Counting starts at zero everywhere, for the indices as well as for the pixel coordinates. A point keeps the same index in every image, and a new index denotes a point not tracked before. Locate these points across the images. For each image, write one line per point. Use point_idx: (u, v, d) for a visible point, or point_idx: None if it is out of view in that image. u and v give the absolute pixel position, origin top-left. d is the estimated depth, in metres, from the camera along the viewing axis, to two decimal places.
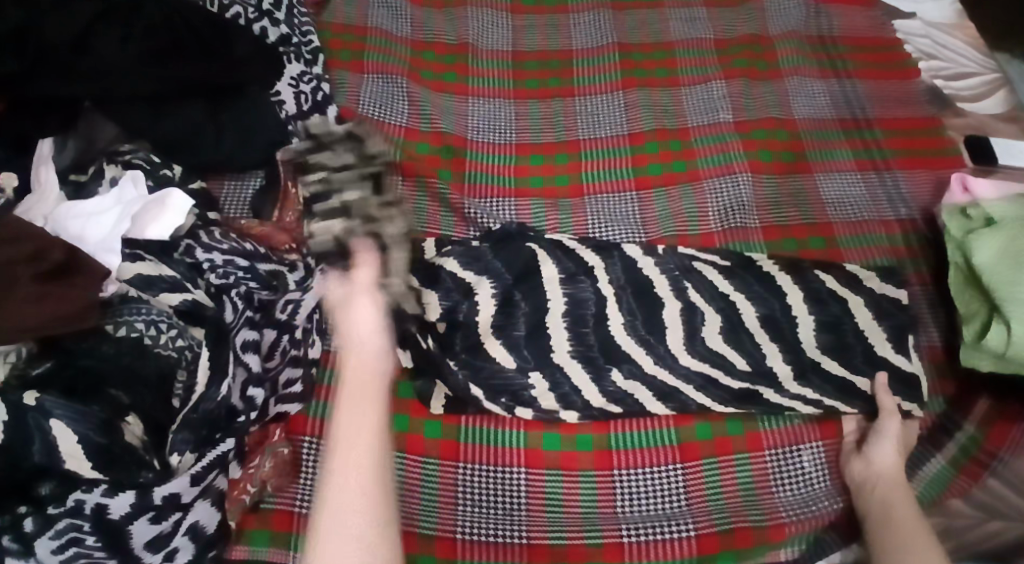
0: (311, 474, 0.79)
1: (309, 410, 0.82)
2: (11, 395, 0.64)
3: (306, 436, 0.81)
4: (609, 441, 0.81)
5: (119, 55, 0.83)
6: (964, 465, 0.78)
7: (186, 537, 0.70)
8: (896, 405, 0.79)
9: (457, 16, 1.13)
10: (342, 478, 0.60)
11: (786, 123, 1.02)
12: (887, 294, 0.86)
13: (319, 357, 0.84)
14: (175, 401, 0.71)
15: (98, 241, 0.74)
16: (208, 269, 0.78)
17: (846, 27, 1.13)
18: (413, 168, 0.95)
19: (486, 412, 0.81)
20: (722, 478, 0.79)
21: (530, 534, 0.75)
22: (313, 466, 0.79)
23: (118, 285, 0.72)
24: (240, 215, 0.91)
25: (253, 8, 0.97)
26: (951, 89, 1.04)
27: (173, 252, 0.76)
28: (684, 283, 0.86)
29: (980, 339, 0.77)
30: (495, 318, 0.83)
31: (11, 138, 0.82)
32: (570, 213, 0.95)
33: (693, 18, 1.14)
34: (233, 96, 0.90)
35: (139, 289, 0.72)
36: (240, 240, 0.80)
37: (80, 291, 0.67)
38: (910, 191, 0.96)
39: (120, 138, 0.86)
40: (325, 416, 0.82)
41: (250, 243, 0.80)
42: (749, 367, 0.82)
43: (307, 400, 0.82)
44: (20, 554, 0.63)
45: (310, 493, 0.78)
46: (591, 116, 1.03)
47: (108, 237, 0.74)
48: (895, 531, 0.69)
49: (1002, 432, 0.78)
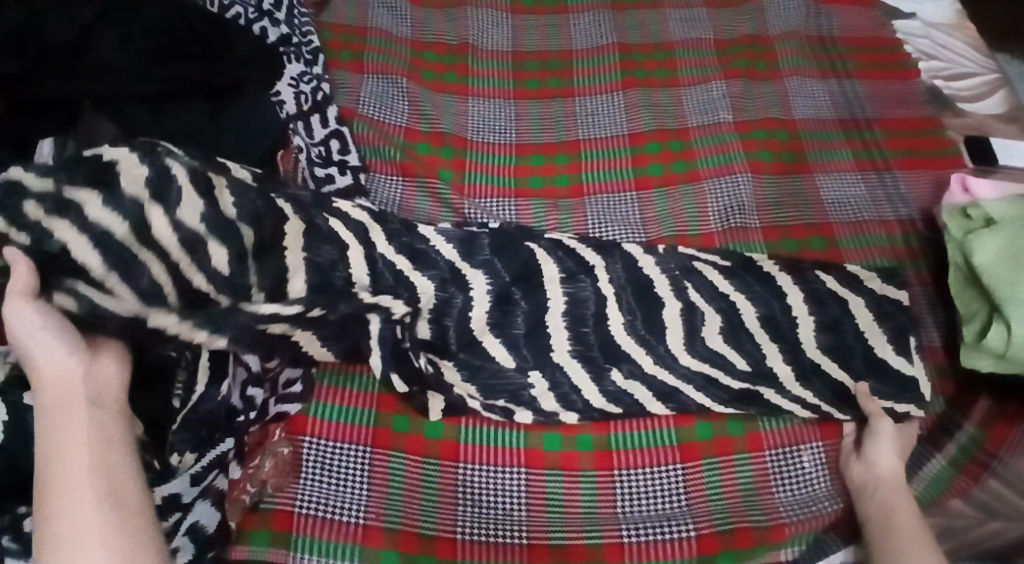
0: (311, 474, 0.77)
1: (309, 410, 0.80)
2: (10, 396, 0.67)
3: (306, 436, 0.79)
4: (609, 441, 0.81)
5: (119, 55, 0.84)
6: (964, 466, 0.78)
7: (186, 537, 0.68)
8: (881, 406, 0.80)
9: (457, 16, 1.13)
10: (72, 503, 0.52)
11: (786, 123, 1.02)
12: (887, 294, 0.86)
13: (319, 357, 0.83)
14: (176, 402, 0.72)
15: None
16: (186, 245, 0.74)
17: (846, 27, 1.13)
18: (414, 168, 0.95)
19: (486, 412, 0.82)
20: (723, 479, 0.79)
21: (531, 534, 0.75)
22: (314, 466, 0.78)
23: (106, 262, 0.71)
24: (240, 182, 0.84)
25: (253, 8, 0.98)
26: (951, 89, 1.04)
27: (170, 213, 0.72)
28: (684, 283, 0.86)
29: (981, 339, 0.77)
30: (492, 316, 0.82)
31: (11, 138, 0.81)
32: (570, 213, 0.95)
33: (693, 18, 1.14)
34: (232, 95, 0.88)
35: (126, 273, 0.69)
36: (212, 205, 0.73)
37: None
38: (911, 191, 0.96)
39: (120, 137, 0.80)
40: (325, 416, 0.80)
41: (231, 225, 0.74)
42: (749, 367, 0.82)
43: (307, 400, 0.81)
44: (19, 554, 0.62)
45: (311, 494, 0.76)
46: (590, 116, 1.03)
47: None
48: (894, 530, 0.69)
49: (1002, 432, 0.79)
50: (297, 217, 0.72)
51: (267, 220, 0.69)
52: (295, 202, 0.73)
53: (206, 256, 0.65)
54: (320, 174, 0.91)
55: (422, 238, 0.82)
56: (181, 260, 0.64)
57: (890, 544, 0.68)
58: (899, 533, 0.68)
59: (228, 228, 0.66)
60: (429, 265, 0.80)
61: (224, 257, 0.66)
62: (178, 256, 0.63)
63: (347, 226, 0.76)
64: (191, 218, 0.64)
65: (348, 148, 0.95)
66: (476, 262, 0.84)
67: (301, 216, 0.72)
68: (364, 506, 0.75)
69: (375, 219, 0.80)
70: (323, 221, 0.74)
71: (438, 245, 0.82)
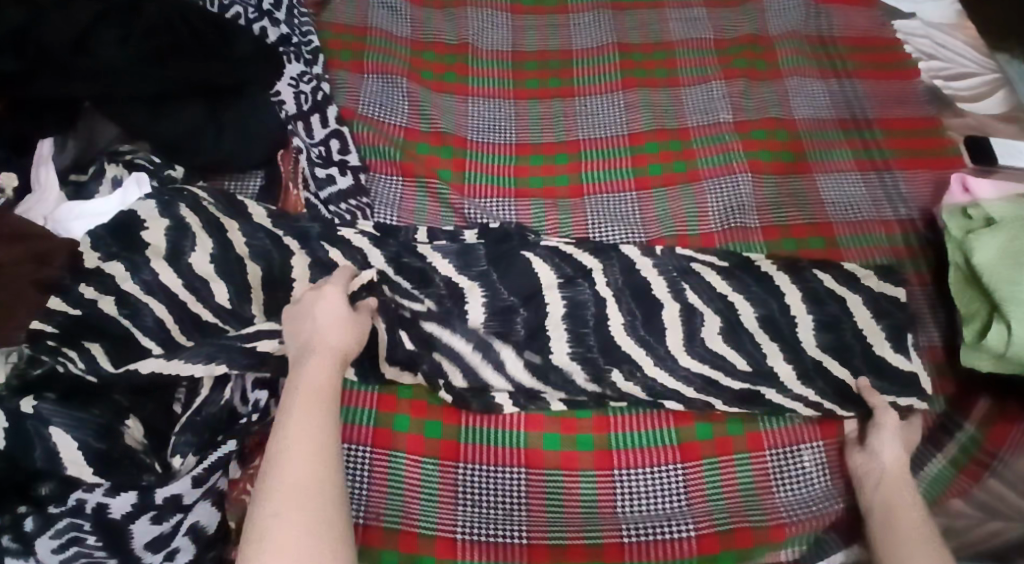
0: (357, 480, 0.77)
1: (349, 417, 0.80)
2: (9, 404, 0.66)
3: (347, 442, 0.78)
4: (609, 441, 0.81)
5: (119, 55, 0.84)
6: (965, 466, 0.77)
7: (186, 537, 0.68)
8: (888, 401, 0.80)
9: (457, 15, 1.13)
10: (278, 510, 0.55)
11: (787, 123, 1.02)
12: (885, 293, 0.87)
13: (349, 394, 0.81)
14: (178, 407, 0.75)
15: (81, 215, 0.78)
16: (190, 227, 0.77)
17: (846, 27, 1.13)
18: (414, 168, 0.95)
19: (491, 413, 0.81)
20: (723, 479, 0.79)
21: (531, 534, 0.75)
22: (358, 473, 0.77)
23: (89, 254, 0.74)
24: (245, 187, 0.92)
25: (253, 8, 0.99)
26: (951, 89, 1.03)
27: (175, 208, 0.78)
28: (682, 285, 0.86)
29: (981, 338, 0.78)
30: (491, 325, 0.83)
31: (11, 138, 0.83)
32: (570, 213, 0.95)
33: (693, 18, 1.14)
34: (232, 96, 0.90)
35: (124, 272, 0.74)
36: (202, 213, 0.79)
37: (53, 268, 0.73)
38: (910, 191, 0.96)
39: (120, 138, 0.88)
40: (366, 421, 0.80)
41: (218, 227, 0.79)
42: (749, 367, 0.82)
43: (347, 407, 0.80)
44: (20, 553, 0.64)
45: (360, 502, 0.76)
46: (591, 116, 1.04)
47: (90, 212, 0.79)
48: (894, 529, 0.68)
49: (1002, 432, 0.78)
50: (302, 251, 0.81)
51: (274, 256, 0.80)
52: (301, 238, 0.82)
53: (209, 294, 0.76)
54: (320, 174, 0.91)
55: (417, 256, 0.85)
56: (186, 297, 0.76)
57: (889, 535, 0.67)
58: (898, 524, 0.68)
59: (229, 263, 0.78)
60: (427, 283, 0.84)
61: (226, 292, 0.77)
62: (184, 294, 0.76)
63: (346, 255, 0.83)
64: (201, 263, 0.77)
65: (348, 147, 0.94)
66: (473, 275, 0.85)
67: (305, 252, 0.81)
68: (364, 505, 0.75)
69: (376, 244, 0.85)
70: (324, 252, 0.82)
71: (435, 262, 0.85)
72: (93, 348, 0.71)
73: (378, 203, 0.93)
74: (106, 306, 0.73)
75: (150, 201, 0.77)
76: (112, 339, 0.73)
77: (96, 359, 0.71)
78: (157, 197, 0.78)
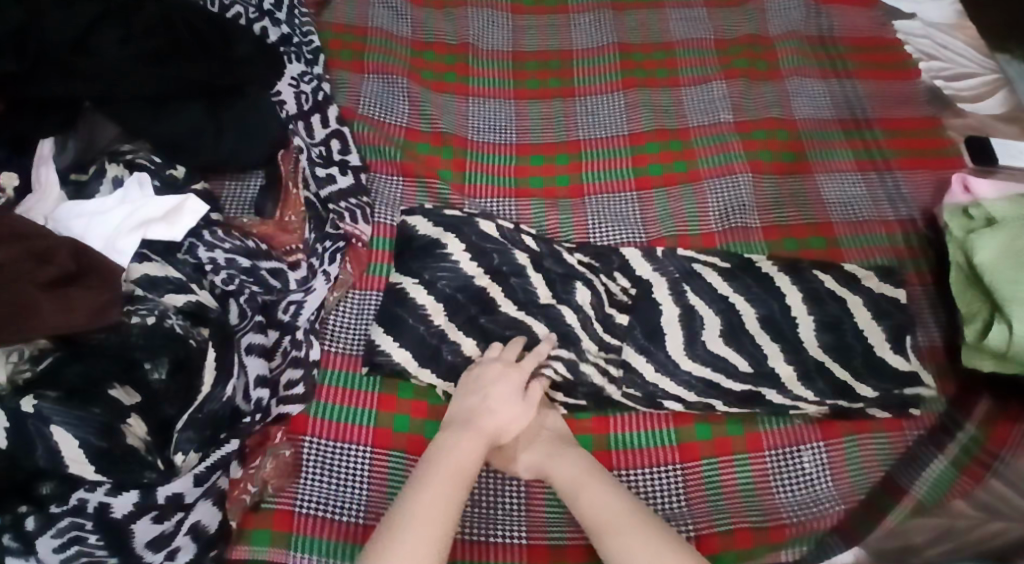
0: (312, 474, 0.77)
1: (310, 411, 0.80)
2: (10, 404, 0.66)
3: (306, 436, 0.79)
4: (609, 441, 0.81)
5: (119, 55, 0.84)
6: (966, 466, 0.73)
7: (187, 537, 0.70)
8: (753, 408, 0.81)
9: (457, 16, 1.13)
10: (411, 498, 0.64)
11: (787, 123, 1.02)
12: (886, 294, 0.87)
13: (313, 392, 0.81)
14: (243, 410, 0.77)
15: (94, 215, 0.78)
16: (211, 270, 0.81)
17: (846, 27, 1.13)
18: (413, 168, 0.96)
19: None
20: (723, 479, 0.79)
21: (530, 534, 0.75)
22: (314, 466, 0.78)
23: (149, 264, 0.78)
24: (241, 213, 0.92)
25: (253, 8, 0.99)
26: (951, 89, 1.02)
27: (201, 232, 0.82)
28: (684, 287, 0.87)
29: (981, 338, 0.77)
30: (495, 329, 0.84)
31: (10, 137, 0.82)
32: (570, 214, 0.95)
33: (693, 18, 1.14)
34: (232, 96, 0.90)
35: (179, 278, 0.78)
36: (242, 238, 0.84)
37: (55, 269, 0.70)
38: (911, 191, 0.95)
39: (121, 138, 0.87)
40: (325, 416, 0.80)
41: (252, 240, 0.84)
42: (750, 367, 0.83)
43: (308, 401, 0.80)
44: (20, 552, 0.64)
45: (312, 494, 0.76)
46: (591, 116, 1.03)
47: (100, 210, 0.79)
48: (632, 527, 0.63)
49: (1004, 431, 0.73)
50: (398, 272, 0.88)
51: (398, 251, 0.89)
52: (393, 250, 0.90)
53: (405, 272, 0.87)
54: (320, 174, 0.92)
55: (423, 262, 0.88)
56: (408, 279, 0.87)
57: (626, 534, 0.63)
58: (621, 520, 0.64)
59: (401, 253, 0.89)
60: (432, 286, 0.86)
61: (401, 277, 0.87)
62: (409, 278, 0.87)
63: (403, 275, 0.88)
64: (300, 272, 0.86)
65: (348, 148, 0.94)
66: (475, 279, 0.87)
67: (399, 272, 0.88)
68: (364, 505, 0.76)
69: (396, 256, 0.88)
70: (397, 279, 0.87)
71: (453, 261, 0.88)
72: (179, 327, 0.75)
73: (378, 203, 0.93)
74: (177, 298, 0.77)
75: (178, 223, 0.80)
76: (189, 327, 0.75)
77: (194, 338, 0.75)
78: (194, 231, 0.82)
